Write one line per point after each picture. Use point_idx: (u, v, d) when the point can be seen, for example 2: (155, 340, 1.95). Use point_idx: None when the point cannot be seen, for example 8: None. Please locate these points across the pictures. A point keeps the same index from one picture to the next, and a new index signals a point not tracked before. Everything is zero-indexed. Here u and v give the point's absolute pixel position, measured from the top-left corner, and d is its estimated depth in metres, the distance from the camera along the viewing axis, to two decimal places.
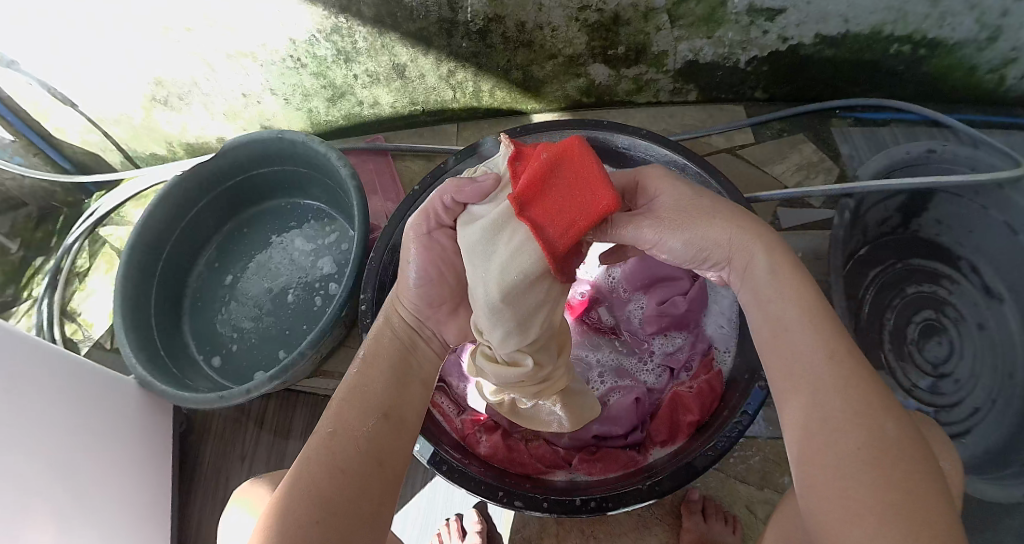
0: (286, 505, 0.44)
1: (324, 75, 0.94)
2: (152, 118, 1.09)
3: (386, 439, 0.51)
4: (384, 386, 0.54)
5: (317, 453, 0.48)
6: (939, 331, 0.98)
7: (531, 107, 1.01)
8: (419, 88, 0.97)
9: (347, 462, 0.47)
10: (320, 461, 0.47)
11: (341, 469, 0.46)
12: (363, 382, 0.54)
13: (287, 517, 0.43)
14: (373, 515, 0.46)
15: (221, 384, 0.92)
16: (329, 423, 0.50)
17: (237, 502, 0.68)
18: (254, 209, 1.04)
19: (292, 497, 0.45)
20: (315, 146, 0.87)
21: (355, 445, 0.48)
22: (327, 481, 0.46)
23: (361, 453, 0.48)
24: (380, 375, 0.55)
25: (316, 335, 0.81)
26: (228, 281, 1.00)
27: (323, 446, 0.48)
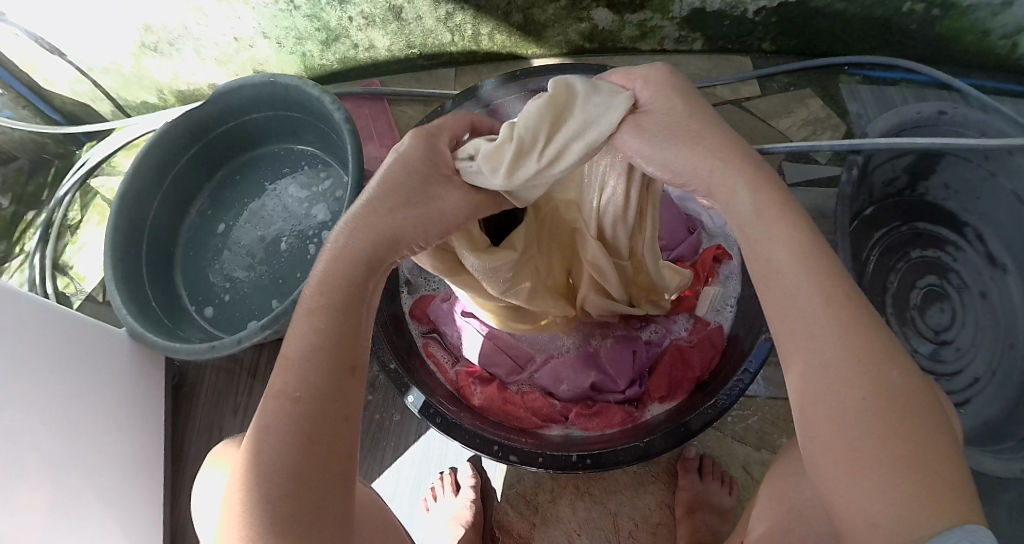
0: (258, 477, 0.41)
1: (318, 19, 0.91)
2: (143, 66, 1.06)
3: (351, 393, 0.45)
4: (340, 332, 0.45)
5: (277, 420, 0.42)
6: (941, 297, 0.98)
7: (531, 51, 0.98)
8: (416, 31, 0.94)
9: (311, 429, 0.42)
10: (284, 429, 0.42)
11: (309, 439, 0.42)
12: (318, 323, 0.45)
13: (255, 493, 0.41)
14: (345, 474, 0.44)
15: (214, 334, 0.92)
16: (294, 367, 0.44)
17: (213, 463, 0.66)
18: (246, 157, 1.01)
19: (262, 469, 0.41)
20: (308, 90, 0.85)
21: (318, 408, 0.43)
22: (293, 451, 0.41)
23: (325, 414, 0.43)
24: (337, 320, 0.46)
25: None
26: (220, 230, 0.98)
27: (284, 415, 0.42)
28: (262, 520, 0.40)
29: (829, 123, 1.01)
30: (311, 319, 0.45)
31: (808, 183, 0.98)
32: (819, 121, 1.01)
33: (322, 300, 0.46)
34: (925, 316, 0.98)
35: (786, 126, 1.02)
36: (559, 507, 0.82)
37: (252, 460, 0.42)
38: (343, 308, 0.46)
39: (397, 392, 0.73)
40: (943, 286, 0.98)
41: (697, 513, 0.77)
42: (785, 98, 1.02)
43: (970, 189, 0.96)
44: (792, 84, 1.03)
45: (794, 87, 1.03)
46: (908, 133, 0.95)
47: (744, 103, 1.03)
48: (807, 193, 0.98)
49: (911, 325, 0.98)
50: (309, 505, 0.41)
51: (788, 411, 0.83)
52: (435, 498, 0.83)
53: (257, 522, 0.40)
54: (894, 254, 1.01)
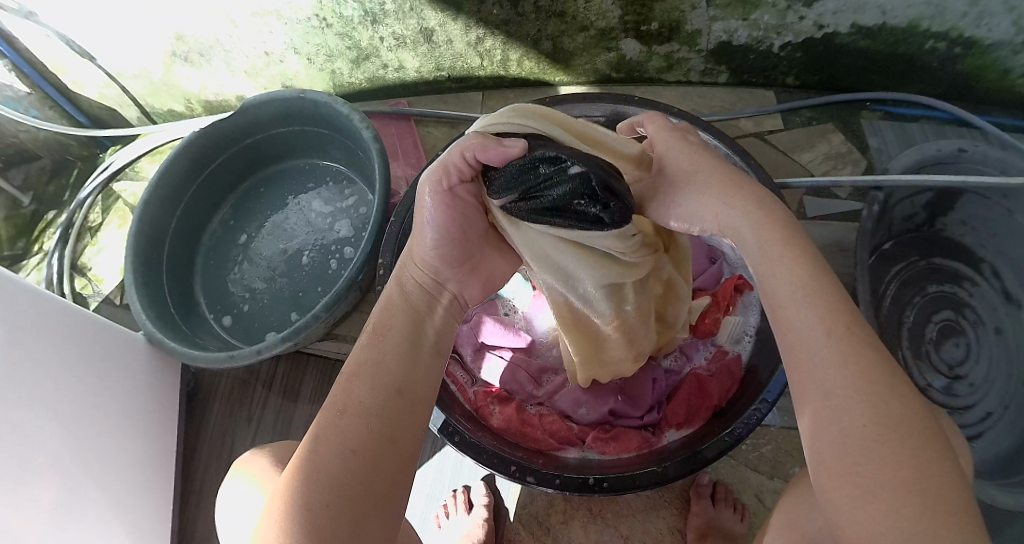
0: (300, 486, 0.42)
1: (349, 38, 0.93)
2: (172, 75, 1.08)
3: (402, 416, 0.47)
4: (397, 360, 0.49)
5: (327, 431, 0.44)
6: (957, 332, 0.98)
7: (558, 78, 1.00)
8: (446, 54, 0.95)
9: (358, 443, 0.43)
10: (332, 440, 0.43)
11: (353, 451, 0.43)
12: (378, 349, 0.49)
13: (297, 500, 0.41)
14: (384, 496, 0.43)
15: (231, 343, 0.92)
16: (349, 387, 0.47)
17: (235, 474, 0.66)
18: (271, 169, 1.03)
19: (305, 478, 0.42)
20: (337, 107, 0.86)
21: (366, 425, 0.44)
22: (338, 463, 0.42)
23: (372, 431, 0.44)
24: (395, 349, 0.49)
25: (330, 298, 0.80)
26: (241, 240, 0.99)
27: (333, 427, 0.44)
28: (300, 526, 0.40)
29: (850, 158, 1.01)
30: (369, 346, 0.49)
31: (827, 217, 0.99)
32: (841, 156, 1.02)
33: (379, 328, 0.51)
34: (940, 350, 0.98)
35: (808, 159, 1.02)
36: (571, 530, 0.82)
37: (297, 470, 0.43)
38: (402, 340, 0.50)
39: None
40: (958, 321, 0.98)
41: (708, 539, 0.77)
42: (807, 132, 1.03)
43: (991, 226, 0.97)
44: (815, 119, 1.04)
45: (816, 121, 1.03)
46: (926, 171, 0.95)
47: (766, 136, 1.03)
48: (827, 225, 0.98)
49: (926, 359, 0.98)
50: (346, 516, 0.41)
51: (803, 441, 0.83)
52: (448, 516, 0.83)
53: (296, 531, 0.40)
54: (911, 288, 1.00)
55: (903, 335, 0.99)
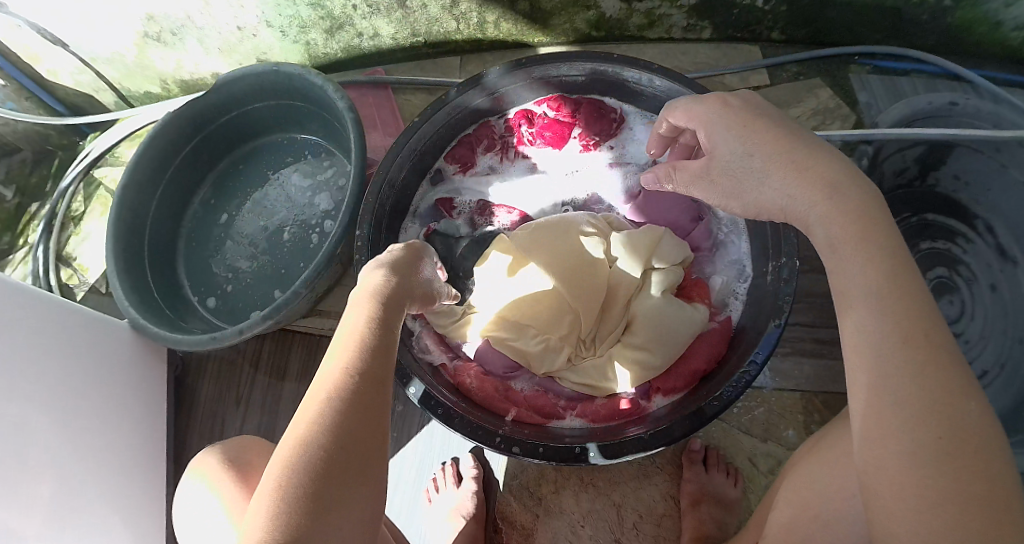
0: (289, 481, 0.39)
1: (322, 8, 0.90)
2: (146, 57, 1.05)
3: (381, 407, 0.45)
4: (373, 358, 0.47)
5: (317, 427, 0.41)
6: (950, 289, 0.97)
7: (538, 40, 0.98)
8: (421, 19, 0.93)
9: (348, 438, 0.41)
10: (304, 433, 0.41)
11: (342, 445, 0.41)
12: (361, 340, 0.48)
13: (287, 493, 0.38)
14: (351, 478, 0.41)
15: (216, 325, 0.91)
16: (336, 384, 0.44)
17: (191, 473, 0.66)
18: (249, 146, 1.01)
19: (294, 474, 0.39)
20: (312, 78, 0.84)
21: (355, 417, 0.42)
22: (328, 458, 0.40)
23: (361, 426, 0.43)
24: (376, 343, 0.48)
25: (310, 274, 0.76)
26: (223, 220, 0.98)
27: (321, 422, 0.42)
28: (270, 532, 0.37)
29: (838, 113, 0.99)
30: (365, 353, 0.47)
31: None
32: (829, 111, 0.99)
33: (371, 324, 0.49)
34: None
35: (795, 115, 0.99)
36: (562, 498, 0.81)
37: (271, 492, 0.39)
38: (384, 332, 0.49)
39: (399, 382, 0.70)
40: (951, 277, 0.97)
41: (701, 505, 0.76)
42: (795, 87, 1.00)
43: (982, 181, 0.96)
44: (802, 74, 1.01)
45: (803, 76, 1.00)
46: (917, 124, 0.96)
47: (753, 93, 1.00)
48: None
49: None
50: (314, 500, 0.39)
51: (795, 403, 0.82)
52: (437, 490, 0.83)
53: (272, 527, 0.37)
54: (903, 245, 0.99)
55: None
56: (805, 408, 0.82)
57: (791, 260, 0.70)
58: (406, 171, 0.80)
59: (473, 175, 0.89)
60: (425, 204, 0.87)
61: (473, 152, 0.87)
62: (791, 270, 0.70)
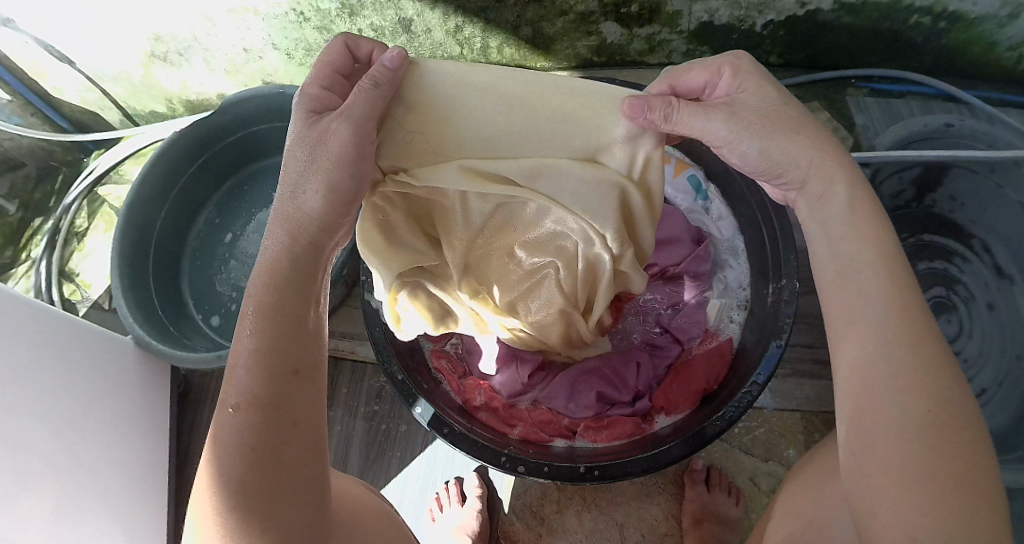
0: (217, 487, 0.44)
1: (328, 31, 0.92)
2: (152, 76, 1.06)
3: (299, 397, 0.46)
4: (279, 341, 0.46)
5: (226, 434, 0.44)
6: (948, 309, 0.97)
7: (540, 64, 1.00)
8: (426, 44, 0.94)
9: (255, 439, 0.43)
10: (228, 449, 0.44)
11: (251, 448, 0.43)
12: (264, 330, 0.46)
13: (218, 497, 0.44)
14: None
15: (220, 343, 0.91)
16: (245, 388, 0.45)
17: None
18: (254, 166, 1.02)
19: (220, 481, 0.44)
20: None
21: (259, 421, 0.44)
22: (239, 462, 0.43)
23: (270, 422, 0.44)
24: (281, 324, 0.46)
25: None
26: (227, 240, 0.98)
27: (232, 427, 0.44)
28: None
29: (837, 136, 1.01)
30: (257, 334, 0.46)
31: None
32: None
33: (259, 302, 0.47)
34: None
35: None
36: (566, 518, 0.82)
37: (202, 498, 0.45)
38: (293, 292, 0.48)
39: (405, 402, 0.71)
40: (948, 296, 0.96)
41: (703, 523, 0.77)
42: None
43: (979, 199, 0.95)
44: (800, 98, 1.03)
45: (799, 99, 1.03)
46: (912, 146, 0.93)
47: None
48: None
49: None
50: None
51: (796, 423, 0.82)
52: (441, 509, 0.83)
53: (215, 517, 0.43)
54: None
55: None
56: (805, 427, 0.82)
57: (792, 284, 0.71)
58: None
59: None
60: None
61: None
62: (791, 294, 0.71)
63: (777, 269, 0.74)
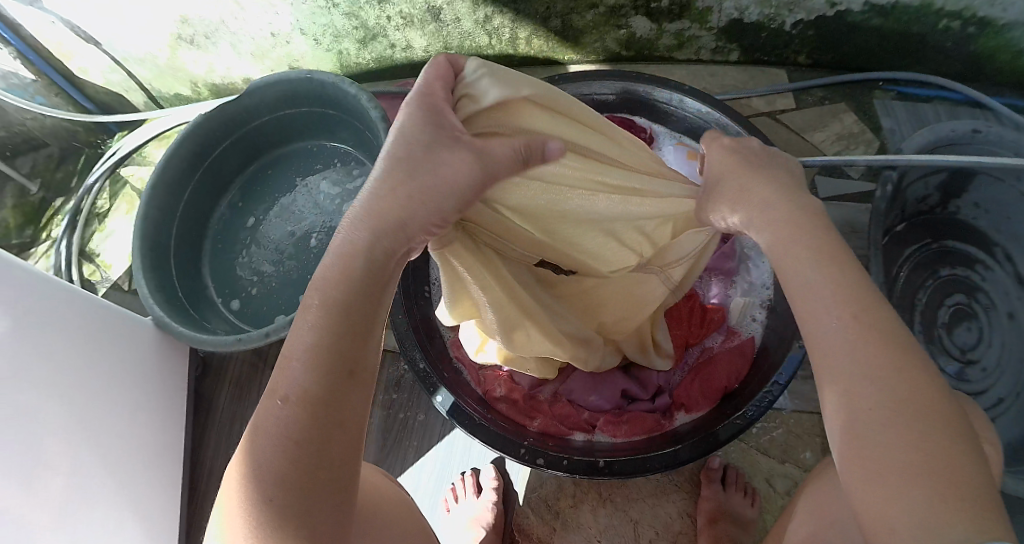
0: (253, 478, 0.37)
1: (357, 17, 0.92)
2: (177, 58, 1.07)
3: (352, 397, 0.40)
4: (341, 334, 0.40)
5: (267, 420, 0.38)
6: (969, 316, 0.96)
7: (568, 57, 0.99)
8: (454, 33, 0.94)
9: (300, 433, 0.37)
10: (270, 443, 0.37)
11: (295, 442, 0.37)
12: (322, 317, 0.40)
13: (251, 489, 0.37)
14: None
15: (239, 327, 0.92)
16: (297, 377, 0.38)
17: None
18: (277, 152, 1.02)
19: (256, 472, 0.37)
20: (344, 87, 0.85)
21: (308, 414, 0.38)
22: (280, 456, 0.37)
23: (316, 419, 0.38)
24: (343, 314, 0.40)
25: None
26: (249, 224, 0.99)
27: (277, 414, 0.38)
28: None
29: (862, 138, 1.00)
30: (315, 320, 0.40)
31: (840, 198, 0.90)
32: (853, 136, 1.01)
33: (323, 292, 0.41)
34: (952, 334, 0.96)
35: (819, 139, 1.02)
36: (580, 512, 0.82)
37: (235, 491, 0.38)
38: (361, 274, 0.41)
39: (426, 391, 0.70)
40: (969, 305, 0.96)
41: (718, 523, 0.76)
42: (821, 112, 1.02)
43: (1003, 207, 0.93)
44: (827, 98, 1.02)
45: (827, 101, 1.02)
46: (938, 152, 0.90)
47: (778, 116, 1.02)
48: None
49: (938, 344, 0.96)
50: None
51: (814, 425, 0.81)
52: (456, 500, 0.83)
53: (251, 520, 0.37)
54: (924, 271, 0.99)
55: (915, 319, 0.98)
56: (823, 430, 0.81)
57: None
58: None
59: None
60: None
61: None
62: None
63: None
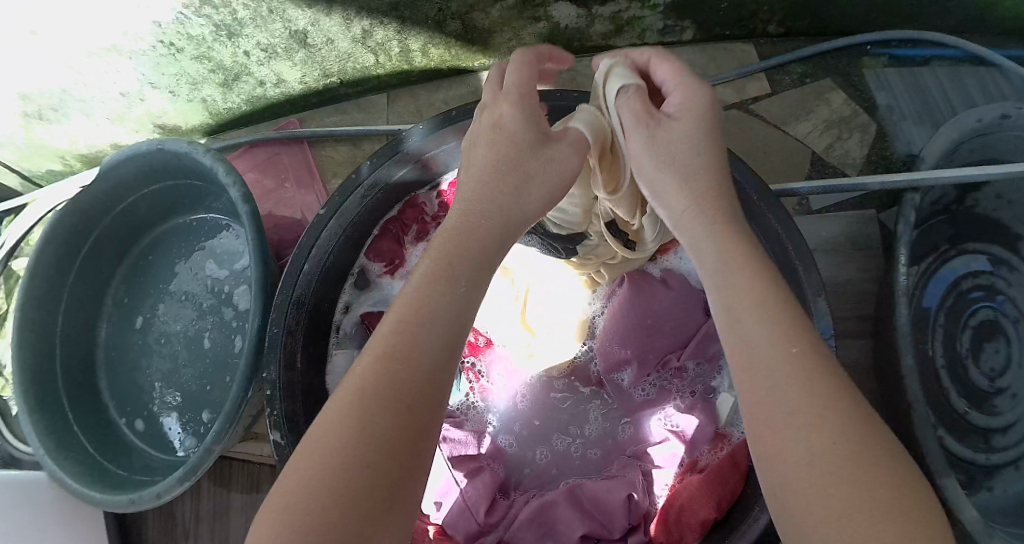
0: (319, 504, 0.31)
1: (209, 58, 0.75)
2: (34, 136, 0.88)
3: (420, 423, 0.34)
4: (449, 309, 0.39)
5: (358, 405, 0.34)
6: (999, 333, 0.74)
7: (476, 62, 0.81)
8: (330, 56, 0.76)
9: (404, 421, 0.34)
10: (354, 436, 0.33)
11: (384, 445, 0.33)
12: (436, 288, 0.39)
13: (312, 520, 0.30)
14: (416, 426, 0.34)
15: (149, 454, 0.80)
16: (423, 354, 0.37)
17: None
18: (154, 233, 0.87)
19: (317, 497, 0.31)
20: (201, 158, 0.69)
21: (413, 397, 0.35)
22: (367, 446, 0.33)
23: (408, 421, 0.34)
24: (458, 298, 0.39)
25: (222, 424, 0.58)
26: (139, 324, 0.85)
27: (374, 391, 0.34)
28: None
29: (856, 123, 0.82)
30: (437, 288, 0.39)
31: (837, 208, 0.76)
32: (845, 121, 0.82)
33: (452, 269, 0.40)
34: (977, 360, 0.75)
35: (805, 132, 0.82)
36: None
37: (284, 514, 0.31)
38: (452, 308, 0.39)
39: None
40: (1000, 319, 0.74)
41: None
42: (801, 94, 0.83)
43: None
44: (808, 74, 0.84)
45: (810, 77, 0.83)
46: (967, 145, 0.70)
47: (750, 107, 0.83)
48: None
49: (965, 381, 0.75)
50: (389, 483, 0.32)
51: None
52: None
53: None
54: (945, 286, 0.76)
55: (939, 359, 0.75)
56: None
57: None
58: (314, 286, 0.61)
59: (404, 274, 0.71)
60: (348, 319, 0.69)
61: (400, 245, 0.71)
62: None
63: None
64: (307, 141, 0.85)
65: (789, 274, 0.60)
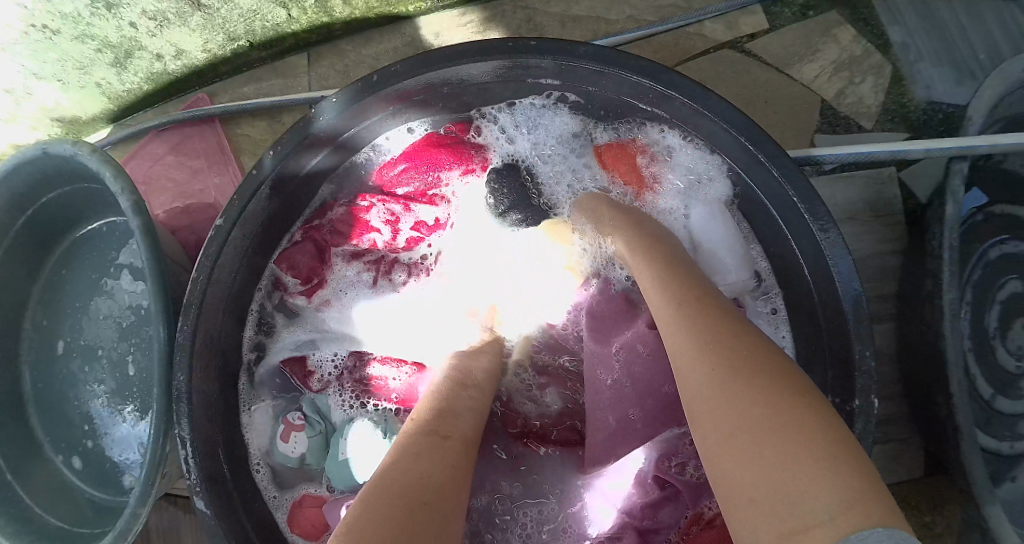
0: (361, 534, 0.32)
1: (91, 36, 0.61)
2: None
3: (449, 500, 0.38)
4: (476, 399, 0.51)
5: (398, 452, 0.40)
6: None
7: (413, 8, 0.68)
8: (232, 16, 0.63)
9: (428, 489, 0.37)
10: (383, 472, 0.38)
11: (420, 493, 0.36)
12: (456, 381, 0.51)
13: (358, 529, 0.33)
14: (449, 511, 0.37)
15: (91, 493, 0.72)
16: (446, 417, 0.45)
17: None
18: (68, 245, 0.76)
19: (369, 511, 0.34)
20: (86, 159, 0.55)
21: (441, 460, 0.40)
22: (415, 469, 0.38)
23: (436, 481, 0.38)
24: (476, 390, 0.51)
25: (140, 485, 0.48)
26: (61, 350, 0.74)
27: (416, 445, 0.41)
28: None
29: (867, 63, 0.70)
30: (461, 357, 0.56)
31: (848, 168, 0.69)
32: (855, 61, 0.70)
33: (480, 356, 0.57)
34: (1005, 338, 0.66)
35: (810, 76, 0.70)
36: None
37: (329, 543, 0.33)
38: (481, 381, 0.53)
39: None
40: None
41: None
42: (805, 30, 0.71)
43: None
44: (811, 6, 0.71)
45: (812, 10, 0.71)
46: (1006, 100, 0.60)
47: (745, 46, 0.70)
48: (851, 182, 0.69)
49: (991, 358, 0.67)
50: (422, 508, 0.35)
51: None
52: None
53: None
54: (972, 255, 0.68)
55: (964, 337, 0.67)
56: None
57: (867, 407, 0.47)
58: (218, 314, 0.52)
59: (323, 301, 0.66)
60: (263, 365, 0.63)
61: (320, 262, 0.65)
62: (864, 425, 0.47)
63: (840, 380, 0.50)
64: (221, 121, 0.72)
65: (812, 254, 0.52)
